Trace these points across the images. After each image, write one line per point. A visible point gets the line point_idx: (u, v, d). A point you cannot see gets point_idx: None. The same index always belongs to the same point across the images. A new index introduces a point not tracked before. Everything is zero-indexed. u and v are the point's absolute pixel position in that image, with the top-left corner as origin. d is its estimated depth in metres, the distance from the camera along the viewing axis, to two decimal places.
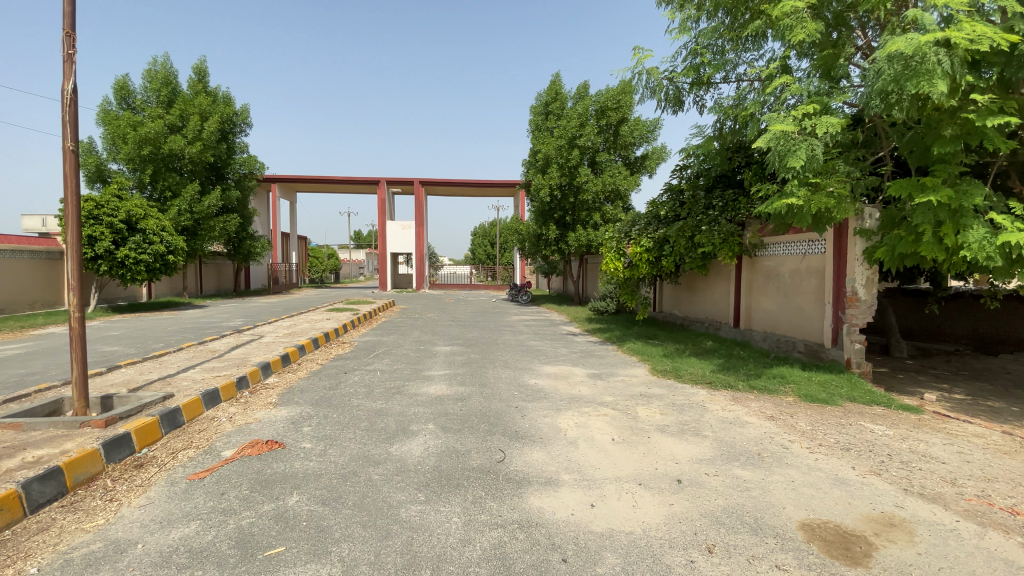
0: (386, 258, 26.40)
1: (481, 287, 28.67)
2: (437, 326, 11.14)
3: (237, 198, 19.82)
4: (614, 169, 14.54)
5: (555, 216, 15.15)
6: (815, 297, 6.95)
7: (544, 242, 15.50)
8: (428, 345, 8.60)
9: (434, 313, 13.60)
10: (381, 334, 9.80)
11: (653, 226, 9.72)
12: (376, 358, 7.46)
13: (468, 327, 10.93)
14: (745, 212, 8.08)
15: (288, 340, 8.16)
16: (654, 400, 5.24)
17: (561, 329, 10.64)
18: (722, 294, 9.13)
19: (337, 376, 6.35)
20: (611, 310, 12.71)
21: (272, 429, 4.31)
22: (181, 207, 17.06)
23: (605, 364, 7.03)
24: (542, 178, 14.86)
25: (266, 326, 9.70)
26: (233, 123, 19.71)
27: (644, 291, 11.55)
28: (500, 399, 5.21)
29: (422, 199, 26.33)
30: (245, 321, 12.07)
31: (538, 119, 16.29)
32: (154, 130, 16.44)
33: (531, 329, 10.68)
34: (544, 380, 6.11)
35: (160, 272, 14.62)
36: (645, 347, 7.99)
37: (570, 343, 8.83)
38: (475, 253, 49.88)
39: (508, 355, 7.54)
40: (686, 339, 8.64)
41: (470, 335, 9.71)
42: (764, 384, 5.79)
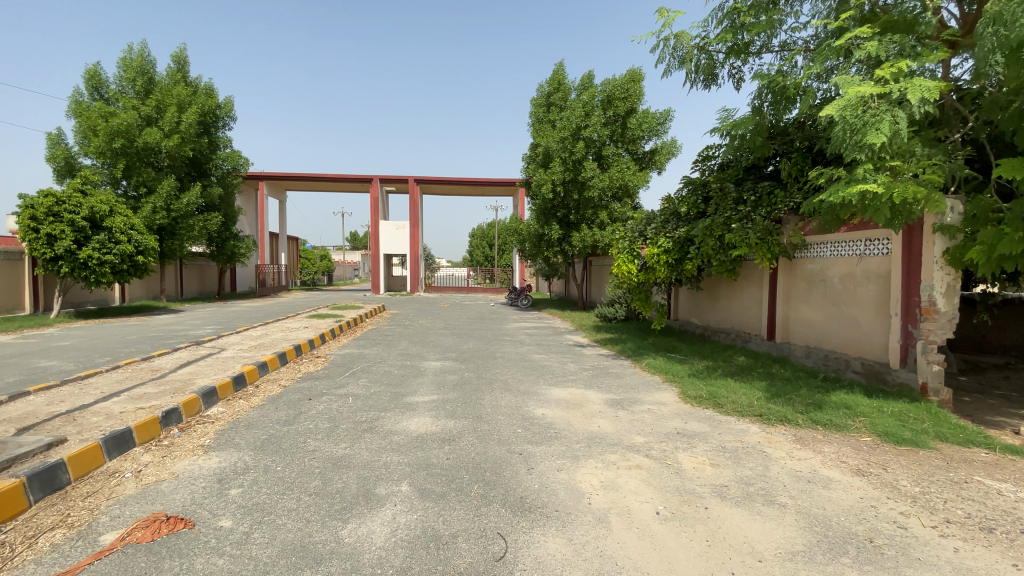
0: (379, 259, 25.21)
1: (479, 291, 27.51)
2: (429, 335, 9.98)
3: (220, 196, 18.62)
4: (621, 164, 13.40)
5: (558, 214, 14.00)
6: (876, 308, 5.82)
7: (545, 242, 14.35)
8: (415, 360, 7.43)
9: (426, 320, 12.42)
10: (365, 345, 8.63)
11: (673, 224, 8.55)
12: (352, 377, 6.29)
13: (463, 337, 9.75)
14: (784, 207, 6.96)
15: (251, 355, 6.99)
16: (698, 442, 4.08)
17: (567, 340, 9.48)
18: (752, 301, 8.00)
19: (300, 403, 5.18)
20: (620, 317, 11.58)
21: (187, 495, 3.16)
22: (156, 204, 15.84)
23: (624, 386, 5.88)
24: (543, 173, 13.67)
25: (233, 336, 8.52)
26: (215, 115, 18.49)
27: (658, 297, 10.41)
28: (499, 439, 4.06)
29: (417, 198, 25.17)
30: (217, 328, 10.88)
31: (539, 109, 15.08)
32: (126, 121, 15.21)
33: (533, 339, 9.52)
34: (555, 409, 4.95)
35: (130, 274, 13.43)
36: (668, 364, 6.85)
37: (580, 358, 7.67)
38: (472, 255, 48.72)
39: (508, 375, 6.38)
40: (712, 354, 7.50)
41: (465, 347, 8.55)
42: (828, 419, 4.64)
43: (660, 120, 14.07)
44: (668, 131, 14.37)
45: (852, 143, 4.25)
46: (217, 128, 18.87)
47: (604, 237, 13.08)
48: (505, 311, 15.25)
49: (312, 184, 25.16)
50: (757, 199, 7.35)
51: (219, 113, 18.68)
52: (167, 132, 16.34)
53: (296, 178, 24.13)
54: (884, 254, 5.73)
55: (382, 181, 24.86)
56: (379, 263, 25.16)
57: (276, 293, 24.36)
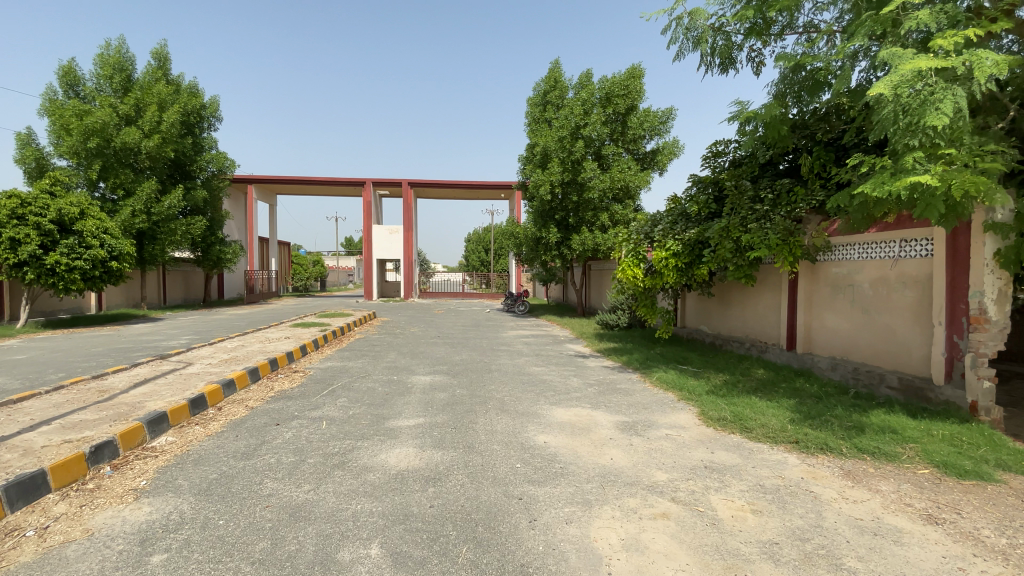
0: (371, 264, 24.50)
1: (475, 296, 26.83)
2: (419, 345, 9.31)
3: (204, 199, 17.92)
4: (622, 164, 12.81)
5: (557, 217, 13.37)
6: (914, 316, 5.22)
7: (543, 246, 13.72)
8: (402, 374, 6.75)
9: (418, 328, 11.75)
10: (349, 358, 7.95)
11: (683, 225, 7.94)
12: (330, 396, 5.61)
13: (456, 347, 9.09)
14: (806, 205, 6.39)
15: (219, 370, 6.30)
16: (731, 479, 3.43)
17: (568, 349, 8.84)
18: (769, 308, 7.36)
19: (265, 430, 4.51)
20: (623, 324, 10.95)
21: (96, 563, 2.48)
22: (134, 207, 15.12)
23: (634, 405, 5.23)
24: (541, 174, 13.04)
25: (205, 349, 7.82)
26: (199, 115, 17.82)
27: (664, 303, 9.78)
28: (493, 477, 3.40)
29: (410, 201, 24.49)
30: (193, 338, 10.16)
31: (535, 108, 14.47)
32: (101, 119, 14.55)
33: (532, 349, 8.88)
34: (559, 436, 4.29)
35: (104, 281, 12.70)
36: (680, 378, 6.23)
37: (583, 370, 7.03)
38: (468, 261, 48.07)
39: (505, 392, 5.72)
40: (727, 366, 6.87)
41: (458, 358, 7.90)
42: (875, 446, 4.01)
43: (662, 118, 13.51)
44: (670, 129, 13.80)
45: (902, 122, 3.84)
46: (201, 129, 18.18)
47: (606, 240, 12.47)
48: (501, 318, 14.59)
49: (302, 187, 24.46)
50: (776, 197, 6.76)
51: (204, 113, 18.02)
52: (147, 132, 15.64)
53: (285, 181, 23.42)
54: (925, 255, 5.10)
55: (375, 184, 24.20)
56: (372, 269, 24.47)
57: (265, 299, 23.61)
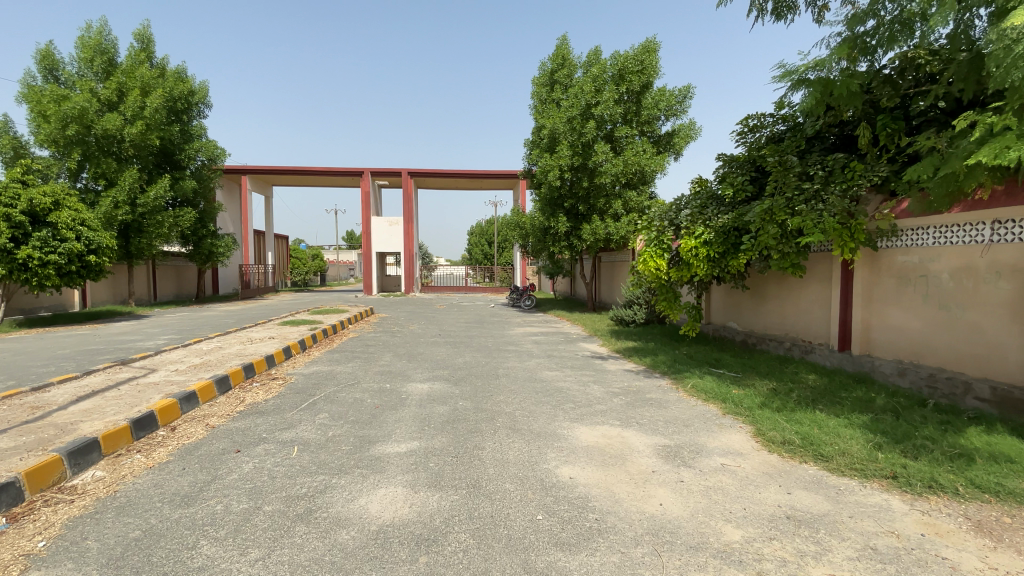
0: (371, 258, 23.63)
1: (479, 290, 26.01)
2: (418, 345, 8.43)
3: (193, 189, 17.03)
4: (636, 147, 11.82)
5: (566, 205, 12.42)
6: (1012, 315, 4.31)
7: (551, 236, 12.76)
8: (396, 381, 5.88)
9: (418, 326, 10.85)
10: (338, 361, 7.07)
11: (715, 209, 6.99)
12: (309, 410, 4.74)
13: (459, 347, 8.20)
14: (866, 182, 5.46)
15: (185, 378, 5.45)
16: (830, 541, 2.52)
17: (583, 350, 7.96)
18: (816, 303, 6.45)
19: (221, 459, 3.63)
20: (640, 320, 10.09)
21: None
22: (117, 197, 14.28)
23: (672, 422, 4.34)
24: (549, 158, 12.04)
25: (177, 352, 6.95)
26: (187, 102, 16.86)
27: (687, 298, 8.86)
28: (509, 539, 2.51)
29: (411, 192, 23.54)
30: (172, 338, 9.30)
31: (542, 87, 13.44)
32: (80, 104, 13.63)
33: (543, 349, 7.99)
34: (587, 468, 3.40)
35: (82, 276, 11.86)
36: (720, 386, 5.33)
37: (604, 375, 6.13)
38: (471, 254, 47.14)
39: (516, 404, 4.84)
40: (770, 370, 5.96)
41: (461, 361, 7.03)
42: (1002, 483, 3.08)
43: (679, 97, 12.52)
44: (688, 110, 12.81)
45: None
46: (190, 115, 17.25)
47: (620, 230, 11.52)
48: (507, 313, 13.69)
49: (298, 178, 23.50)
50: (829, 174, 5.81)
51: (192, 99, 17.08)
52: (129, 118, 14.72)
53: (281, 172, 22.49)
54: None
55: (373, 174, 23.24)
56: (371, 262, 23.59)
57: (261, 295, 22.79)
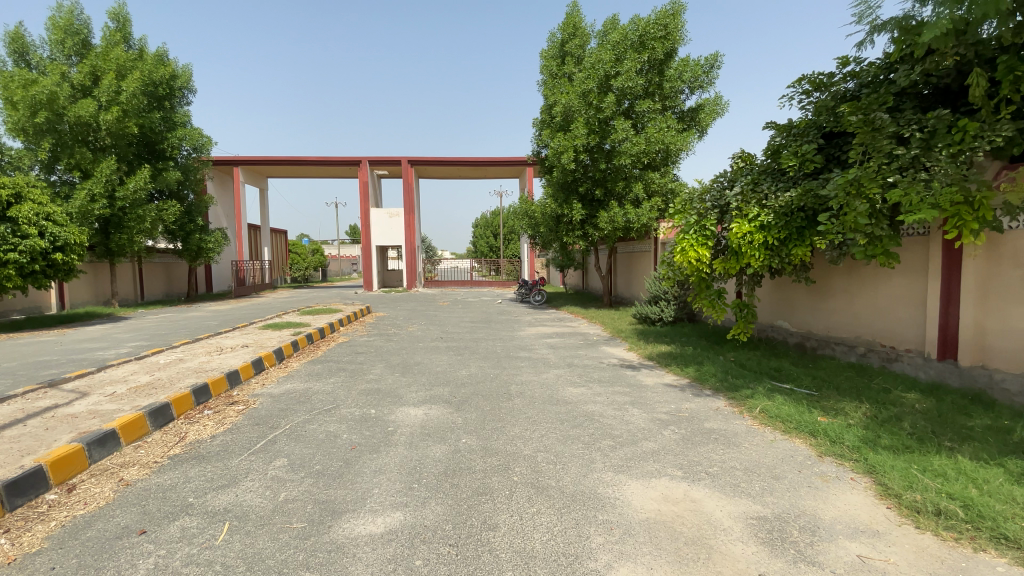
0: (371, 252, 22.48)
1: (485, 284, 24.86)
2: (415, 352, 7.25)
3: (178, 181, 15.82)
4: (661, 123, 10.49)
5: (580, 189, 11.09)
6: None
7: (563, 225, 11.43)
8: (383, 404, 4.70)
9: (417, 327, 9.65)
10: (318, 375, 5.91)
11: (772, 186, 5.78)
12: (262, 455, 3.57)
13: (463, 354, 7.02)
14: (988, 143, 4.20)
15: (117, 406, 4.30)
16: None
17: (609, 356, 6.76)
18: (903, 299, 5.23)
19: (111, 551, 2.46)
20: (667, 318, 8.94)
21: None
22: (93, 189, 13.01)
23: (756, 474, 3.14)
24: (562, 138, 10.66)
25: (127, 366, 5.80)
26: (169, 86, 15.58)
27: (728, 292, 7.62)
28: None
29: (411, 182, 22.27)
30: (137, 346, 8.13)
31: (552, 59, 12.05)
32: (48, 89, 12.36)
33: (562, 356, 6.78)
34: (659, 568, 2.21)
35: (48, 276, 10.63)
36: (801, 412, 4.11)
37: (643, 394, 4.92)
38: (476, 247, 45.87)
39: (538, 442, 3.64)
40: (853, 386, 4.75)
41: (465, 373, 5.84)
42: None
43: (705, 68, 11.19)
44: (714, 82, 11.48)
45: None
46: (173, 101, 15.95)
47: (641, 217, 10.25)
48: (516, 311, 12.47)
49: (292, 169, 22.27)
50: (931, 134, 4.57)
51: (175, 84, 15.78)
52: (104, 104, 13.45)
53: (274, 163, 21.31)
54: None
55: (372, 163, 22.02)
56: (371, 256, 22.43)
57: (256, 292, 21.70)
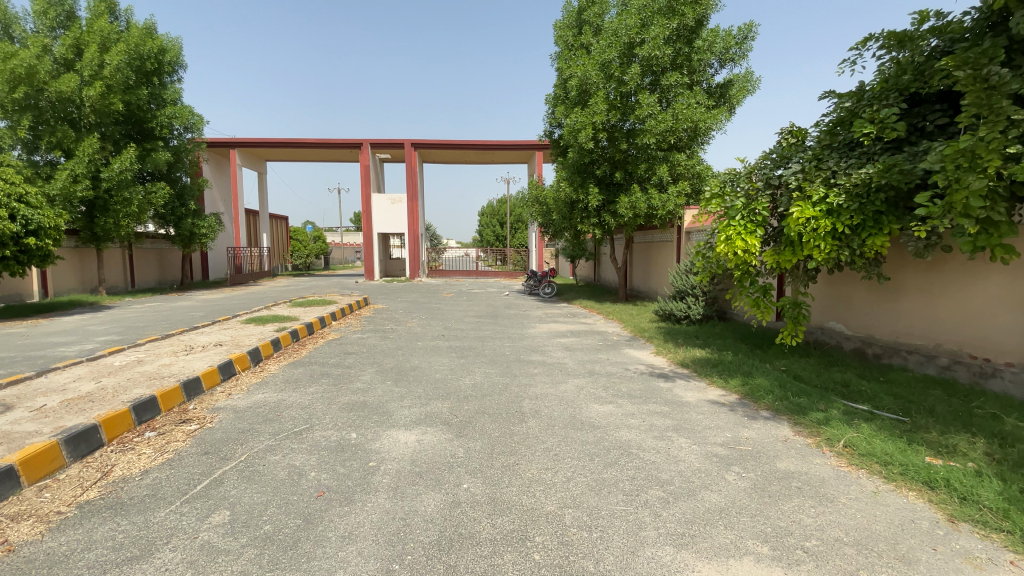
0: (373, 239, 21.54)
1: (490, 274, 23.90)
2: (411, 353, 6.34)
3: (168, 162, 14.88)
4: (689, 98, 9.44)
5: (598, 172, 10.06)
6: None
7: (577, 212, 10.41)
8: (366, 426, 3.80)
9: (416, 322, 8.74)
10: (296, 383, 5.02)
11: (840, 163, 4.85)
12: (199, 506, 2.69)
13: (467, 356, 6.11)
14: None
15: (32, 429, 3.43)
16: None
17: (636, 362, 5.82)
18: (1003, 300, 4.28)
19: None
20: (695, 316, 7.98)
21: None
22: (76, 170, 11.98)
23: (876, 555, 2.23)
24: (580, 114, 9.59)
25: (72, 370, 4.92)
26: (158, 61, 14.61)
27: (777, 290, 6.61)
28: None
29: (415, 166, 21.24)
30: (102, 341, 7.25)
31: (568, 28, 10.94)
32: (27, 61, 11.27)
33: (581, 361, 5.84)
34: None
35: (20, 263, 9.71)
36: (902, 453, 3.21)
37: (687, 416, 3.99)
38: (482, 236, 44.79)
39: (564, 493, 2.74)
40: (955, 413, 3.82)
41: (469, 382, 4.93)
42: None
43: (739, 39, 10.14)
44: (747, 55, 10.42)
45: None
46: (161, 77, 14.97)
47: (665, 203, 9.32)
48: (524, 304, 11.53)
49: (291, 151, 21.30)
50: None
51: (164, 59, 14.79)
52: (88, 78, 12.43)
53: (272, 146, 20.36)
54: None
55: (374, 146, 21.04)
56: (372, 244, 21.50)
57: (254, 280, 20.90)
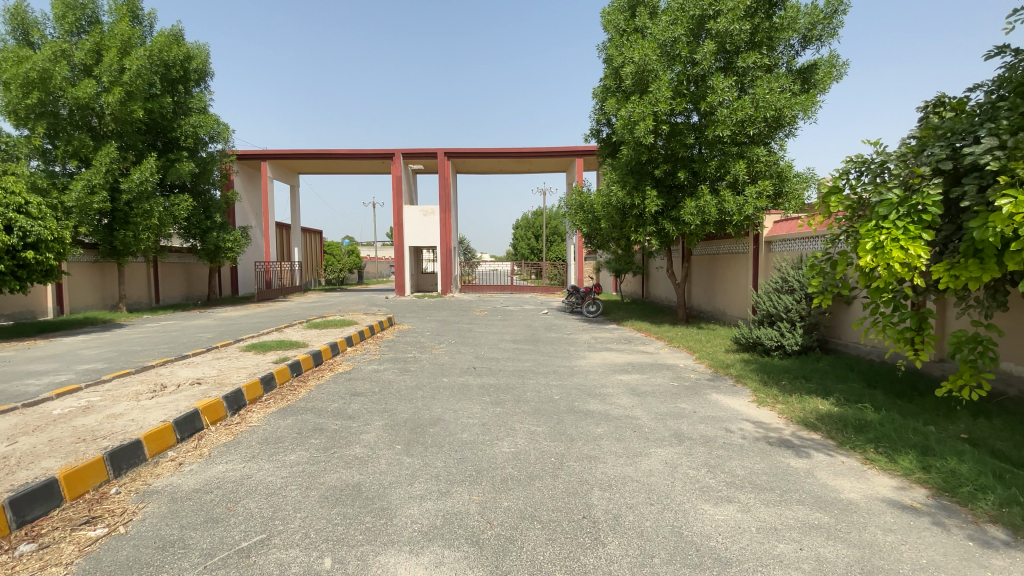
0: (404, 253, 20.57)
1: (527, 290, 22.52)
2: (433, 394, 4.93)
3: (192, 172, 14.33)
4: (771, 82, 7.86)
5: (656, 172, 8.53)
6: None
7: (631, 218, 8.87)
8: (350, 543, 2.41)
9: (443, 349, 7.35)
10: (276, 445, 3.70)
11: None
12: None
13: (505, 402, 4.65)
14: None
15: None
16: None
17: (739, 420, 4.23)
18: None
19: None
20: (792, 348, 6.41)
21: None
22: (92, 180, 11.51)
23: None
24: (636, 103, 8.12)
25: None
26: (183, 68, 14.18)
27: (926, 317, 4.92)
28: None
29: (448, 175, 20.18)
30: (79, 372, 6.19)
31: (619, 10, 9.50)
32: (42, 65, 10.88)
33: (661, 415, 4.29)
34: None
35: (19, 278, 9.08)
36: None
37: (872, 540, 2.47)
38: (517, 249, 43.49)
39: None
40: None
41: (509, 451, 3.47)
42: None
43: (829, 13, 8.46)
44: (837, 32, 8.73)
45: None
46: (187, 85, 14.56)
47: (741, 206, 7.76)
48: (568, 326, 9.99)
49: (322, 163, 20.70)
50: None
51: (190, 66, 14.37)
52: (106, 84, 12.02)
53: (303, 158, 19.70)
54: None
55: (406, 156, 20.09)
56: (404, 258, 20.53)
57: (283, 295, 20.21)
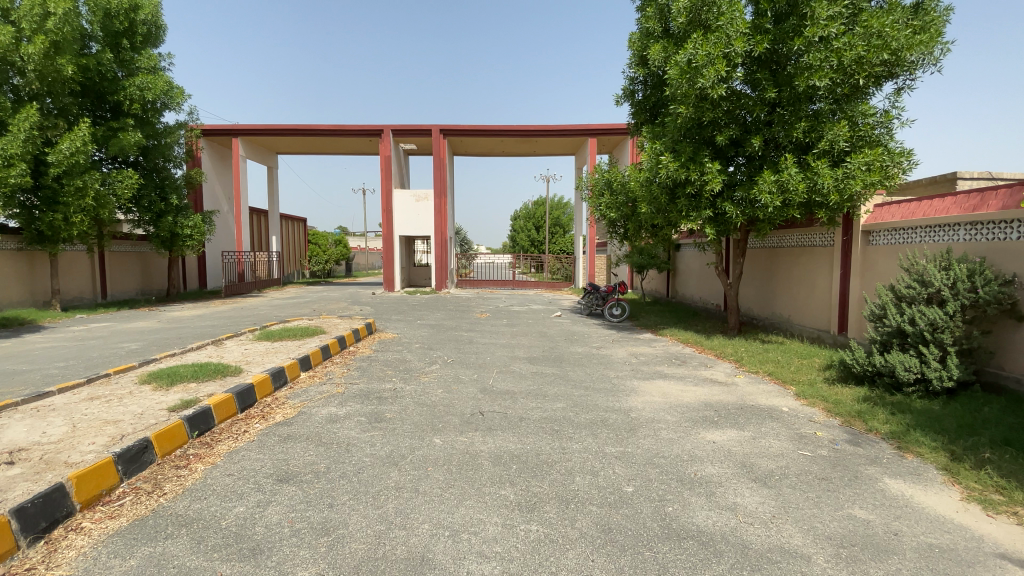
0: (394, 243, 18.39)
1: (530, 285, 20.44)
2: (415, 482, 2.86)
3: (141, 144, 12.15)
4: (885, 11, 5.79)
5: (720, 137, 6.46)
6: None
7: (683, 199, 6.79)
8: None
9: (435, 375, 5.27)
10: None
11: None
12: None
13: (544, 507, 2.60)
14: None
15: None
16: None
17: (1002, 568, 2.20)
18: None
19: None
20: (945, 384, 4.42)
21: None
22: (7, 149, 9.15)
23: None
24: (698, 43, 6.06)
25: None
26: (127, 19, 11.93)
27: None
28: None
29: (444, 154, 17.94)
30: None
31: None
32: None
33: (848, 553, 2.26)
34: None
35: None
36: None
37: None
38: (516, 241, 41.16)
39: None
40: None
41: None
42: None
43: None
44: None
45: None
46: (133, 41, 12.33)
47: (843, 182, 5.72)
48: (594, 336, 7.93)
49: (302, 141, 18.42)
50: None
51: (136, 17, 12.12)
52: (26, 31, 9.77)
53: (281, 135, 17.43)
54: None
55: (396, 134, 17.87)
56: (394, 249, 18.36)
57: (258, 289, 18.00)
